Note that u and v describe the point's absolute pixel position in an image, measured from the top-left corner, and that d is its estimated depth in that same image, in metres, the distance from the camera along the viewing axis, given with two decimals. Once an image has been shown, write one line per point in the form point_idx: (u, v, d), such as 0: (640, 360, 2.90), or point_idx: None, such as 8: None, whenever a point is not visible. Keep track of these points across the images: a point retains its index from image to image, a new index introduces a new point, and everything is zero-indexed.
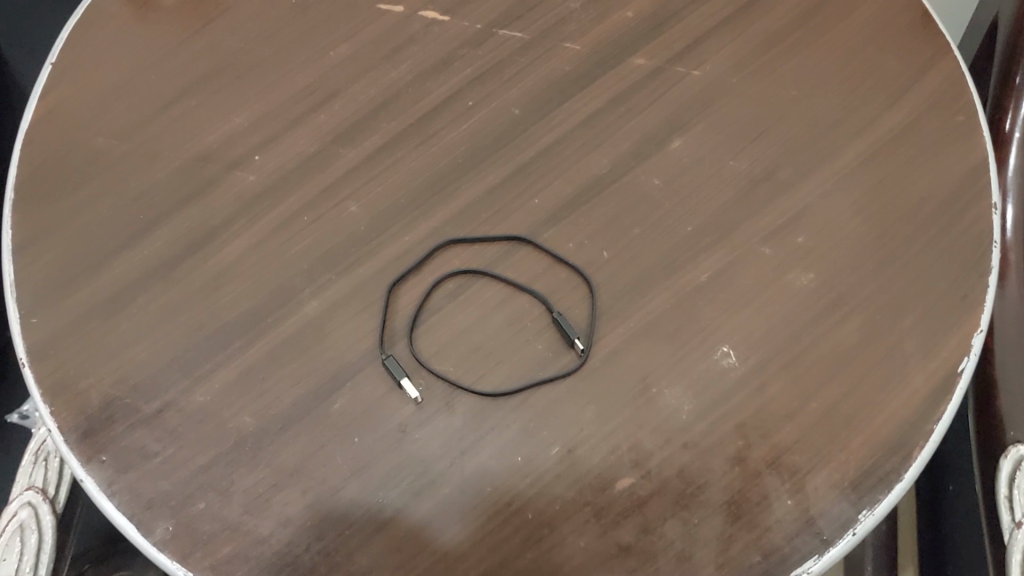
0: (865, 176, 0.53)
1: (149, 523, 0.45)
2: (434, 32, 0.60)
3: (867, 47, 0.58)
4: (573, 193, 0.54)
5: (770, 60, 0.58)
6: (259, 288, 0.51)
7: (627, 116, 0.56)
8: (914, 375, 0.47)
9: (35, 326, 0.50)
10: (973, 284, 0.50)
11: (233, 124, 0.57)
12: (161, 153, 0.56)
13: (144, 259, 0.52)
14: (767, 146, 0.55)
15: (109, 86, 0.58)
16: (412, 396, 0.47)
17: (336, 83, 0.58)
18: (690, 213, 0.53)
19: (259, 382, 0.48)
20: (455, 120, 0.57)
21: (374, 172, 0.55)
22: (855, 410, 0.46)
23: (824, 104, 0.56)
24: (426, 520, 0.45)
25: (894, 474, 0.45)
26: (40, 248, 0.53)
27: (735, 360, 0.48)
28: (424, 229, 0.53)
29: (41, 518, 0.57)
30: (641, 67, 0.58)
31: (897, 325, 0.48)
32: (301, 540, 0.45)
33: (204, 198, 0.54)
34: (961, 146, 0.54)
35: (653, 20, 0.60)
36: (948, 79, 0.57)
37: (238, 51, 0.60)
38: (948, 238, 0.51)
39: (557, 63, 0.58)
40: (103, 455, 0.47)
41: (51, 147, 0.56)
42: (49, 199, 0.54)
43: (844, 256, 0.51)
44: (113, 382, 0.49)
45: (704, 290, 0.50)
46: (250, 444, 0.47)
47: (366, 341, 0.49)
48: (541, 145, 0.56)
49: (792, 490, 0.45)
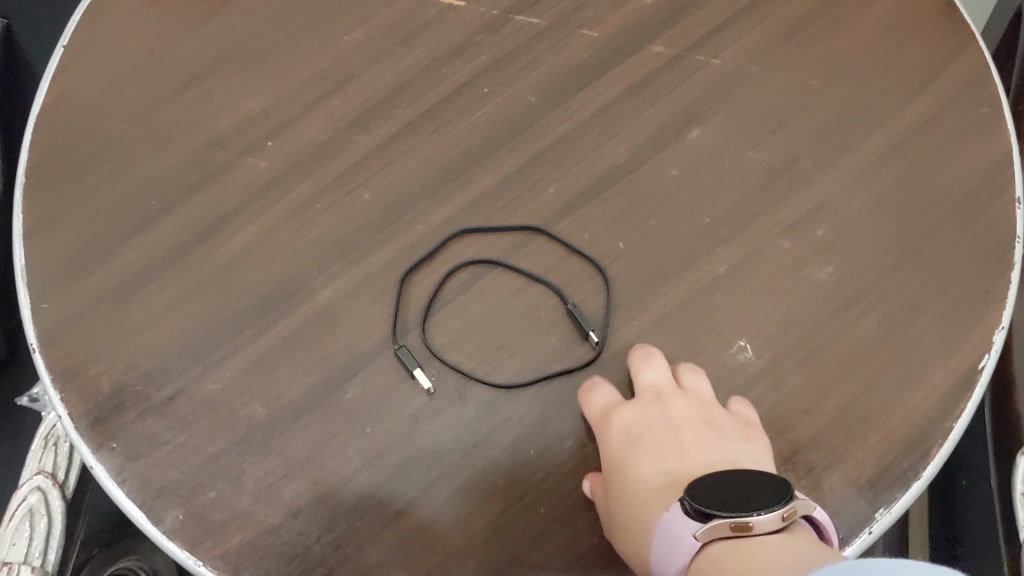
0: (886, 169, 0.52)
1: (160, 511, 0.45)
2: (448, 18, 0.59)
3: (891, 38, 0.57)
4: (589, 183, 0.53)
5: (791, 50, 0.57)
6: (271, 276, 0.51)
7: (644, 105, 0.55)
8: (933, 373, 0.46)
9: (45, 312, 0.50)
10: (995, 279, 0.49)
11: (246, 109, 0.56)
12: (173, 137, 0.55)
13: (155, 245, 0.52)
14: (787, 137, 0.54)
15: (121, 69, 0.58)
16: (424, 386, 0.47)
17: (350, 68, 0.57)
18: (708, 205, 0.52)
19: (270, 371, 0.48)
20: (470, 108, 0.56)
21: (388, 160, 0.54)
22: (874, 407, 0.46)
23: (846, 94, 0.55)
24: (437, 514, 0.44)
25: (911, 471, 0.44)
26: (51, 231, 0.52)
27: (752, 355, 0.47)
28: (438, 218, 0.52)
29: (51, 503, 0.60)
30: (659, 56, 0.57)
31: (918, 321, 0.48)
32: (312, 531, 0.44)
33: (216, 184, 0.54)
34: (985, 139, 0.53)
35: (672, 6, 0.59)
36: (973, 70, 0.56)
37: (251, 35, 0.59)
38: (970, 233, 0.50)
39: (573, 50, 0.57)
40: (114, 442, 0.46)
41: (64, 131, 0.55)
42: (61, 183, 0.54)
43: (865, 250, 0.50)
44: (124, 369, 0.48)
45: (721, 283, 0.49)
46: (261, 432, 0.46)
47: (378, 330, 0.49)
48: (556, 135, 0.55)
49: (808, 487, 0.44)
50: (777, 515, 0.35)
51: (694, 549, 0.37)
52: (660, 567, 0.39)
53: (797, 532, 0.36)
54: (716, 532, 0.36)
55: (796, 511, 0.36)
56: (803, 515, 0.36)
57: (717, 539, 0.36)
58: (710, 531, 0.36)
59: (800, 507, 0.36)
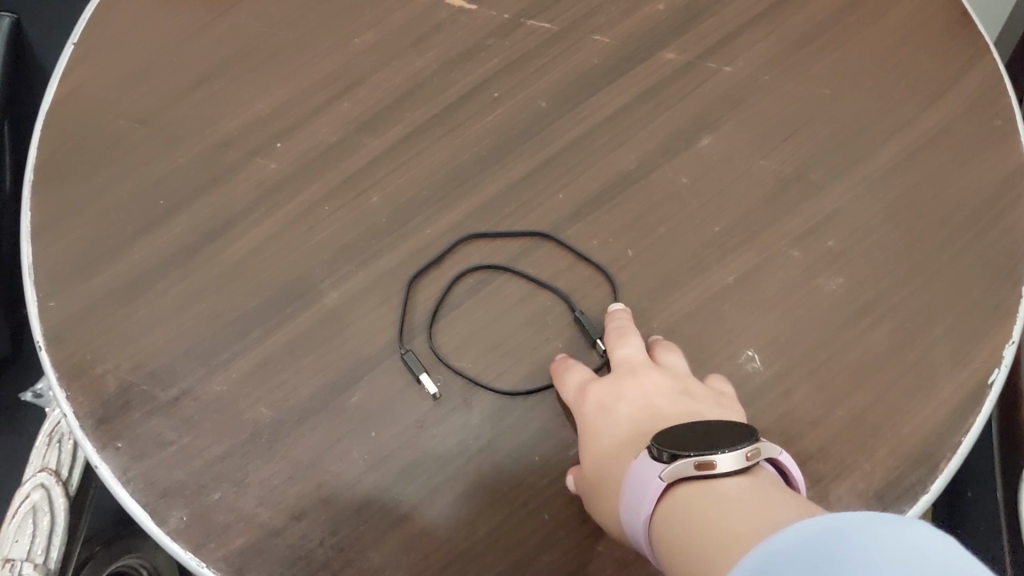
0: (897, 180, 0.52)
1: (164, 512, 0.44)
2: (460, 21, 0.59)
3: (904, 49, 0.57)
4: (599, 189, 0.53)
5: (803, 58, 0.57)
6: (279, 277, 0.51)
7: (656, 111, 0.55)
8: (942, 386, 0.46)
9: (52, 310, 0.50)
10: (1006, 293, 0.48)
11: (256, 110, 0.56)
12: (182, 137, 0.55)
13: (163, 244, 0.52)
14: (798, 146, 0.54)
15: (132, 67, 0.57)
16: (429, 391, 0.47)
17: (361, 70, 0.57)
18: (718, 213, 0.52)
19: (276, 372, 0.48)
20: (480, 112, 0.56)
21: (398, 163, 0.54)
22: (882, 419, 0.45)
23: (858, 104, 0.55)
24: (442, 519, 0.44)
25: (919, 485, 0.44)
26: (59, 229, 0.52)
27: (760, 364, 0.47)
28: (446, 222, 0.52)
29: (53, 500, 0.60)
30: (671, 62, 0.57)
31: (927, 334, 0.47)
32: (316, 534, 0.44)
33: (225, 184, 0.53)
34: (998, 152, 0.53)
35: (685, 13, 0.59)
36: (987, 82, 0.55)
37: (262, 35, 0.59)
38: (982, 246, 0.50)
39: (585, 55, 0.57)
40: (119, 441, 0.46)
41: (73, 129, 0.55)
42: (70, 181, 0.54)
43: (875, 261, 0.50)
44: (131, 368, 0.48)
45: (730, 292, 0.49)
46: (266, 434, 0.46)
47: (385, 334, 0.49)
48: (567, 140, 0.55)
49: (816, 499, 0.44)
50: (741, 453, 0.35)
51: (660, 492, 0.36)
52: (630, 514, 0.38)
53: (760, 476, 0.35)
54: (682, 471, 0.36)
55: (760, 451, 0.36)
56: (766, 457, 0.36)
57: (683, 479, 0.36)
58: (674, 471, 0.36)
59: (764, 448, 0.36)
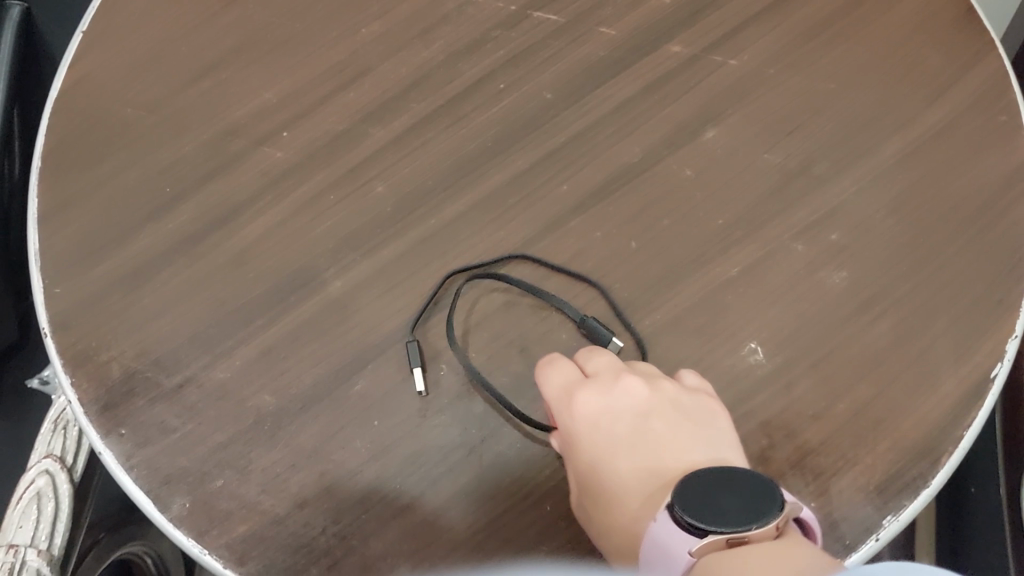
0: (902, 174, 0.52)
1: (167, 499, 0.45)
2: (467, 12, 0.59)
3: (910, 44, 0.57)
4: (603, 180, 0.53)
5: (809, 52, 0.57)
6: (283, 266, 0.51)
7: (661, 104, 0.55)
8: (945, 381, 0.46)
9: (58, 296, 0.50)
10: (1010, 288, 0.48)
11: (262, 99, 0.56)
12: (188, 126, 0.55)
13: (168, 232, 0.52)
14: (803, 140, 0.54)
15: (139, 56, 0.58)
16: (417, 388, 0.47)
17: (368, 60, 0.57)
18: (722, 206, 0.52)
19: (280, 361, 0.48)
20: (485, 103, 0.56)
21: (403, 153, 0.54)
22: (885, 413, 0.45)
23: (864, 98, 0.55)
24: (442, 509, 0.44)
25: (920, 479, 0.44)
26: (65, 216, 0.53)
27: (762, 357, 0.47)
28: (450, 212, 0.52)
29: (58, 487, 0.60)
30: (676, 55, 0.57)
31: (930, 328, 0.47)
32: (317, 523, 0.44)
33: (230, 173, 0.54)
34: (1004, 147, 0.53)
35: (691, 6, 0.59)
36: (993, 77, 0.55)
37: (269, 25, 0.59)
38: (986, 240, 0.50)
39: (591, 48, 0.57)
40: (123, 428, 0.47)
41: (80, 118, 0.56)
42: (77, 169, 0.54)
43: (878, 255, 0.50)
44: (135, 355, 0.48)
45: (734, 284, 0.49)
46: (269, 422, 0.46)
47: (389, 323, 0.49)
48: (572, 132, 0.55)
49: (817, 492, 0.44)
50: (774, 525, 0.33)
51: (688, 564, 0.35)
52: None
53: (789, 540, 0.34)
54: (712, 548, 0.34)
55: (788, 515, 0.34)
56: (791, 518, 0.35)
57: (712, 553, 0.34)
58: (704, 548, 0.34)
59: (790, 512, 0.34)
